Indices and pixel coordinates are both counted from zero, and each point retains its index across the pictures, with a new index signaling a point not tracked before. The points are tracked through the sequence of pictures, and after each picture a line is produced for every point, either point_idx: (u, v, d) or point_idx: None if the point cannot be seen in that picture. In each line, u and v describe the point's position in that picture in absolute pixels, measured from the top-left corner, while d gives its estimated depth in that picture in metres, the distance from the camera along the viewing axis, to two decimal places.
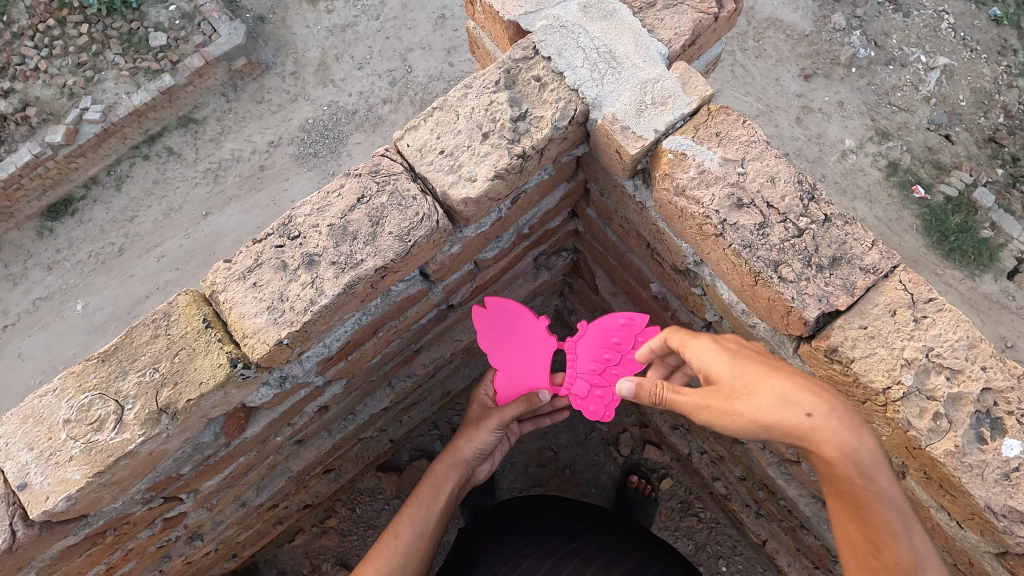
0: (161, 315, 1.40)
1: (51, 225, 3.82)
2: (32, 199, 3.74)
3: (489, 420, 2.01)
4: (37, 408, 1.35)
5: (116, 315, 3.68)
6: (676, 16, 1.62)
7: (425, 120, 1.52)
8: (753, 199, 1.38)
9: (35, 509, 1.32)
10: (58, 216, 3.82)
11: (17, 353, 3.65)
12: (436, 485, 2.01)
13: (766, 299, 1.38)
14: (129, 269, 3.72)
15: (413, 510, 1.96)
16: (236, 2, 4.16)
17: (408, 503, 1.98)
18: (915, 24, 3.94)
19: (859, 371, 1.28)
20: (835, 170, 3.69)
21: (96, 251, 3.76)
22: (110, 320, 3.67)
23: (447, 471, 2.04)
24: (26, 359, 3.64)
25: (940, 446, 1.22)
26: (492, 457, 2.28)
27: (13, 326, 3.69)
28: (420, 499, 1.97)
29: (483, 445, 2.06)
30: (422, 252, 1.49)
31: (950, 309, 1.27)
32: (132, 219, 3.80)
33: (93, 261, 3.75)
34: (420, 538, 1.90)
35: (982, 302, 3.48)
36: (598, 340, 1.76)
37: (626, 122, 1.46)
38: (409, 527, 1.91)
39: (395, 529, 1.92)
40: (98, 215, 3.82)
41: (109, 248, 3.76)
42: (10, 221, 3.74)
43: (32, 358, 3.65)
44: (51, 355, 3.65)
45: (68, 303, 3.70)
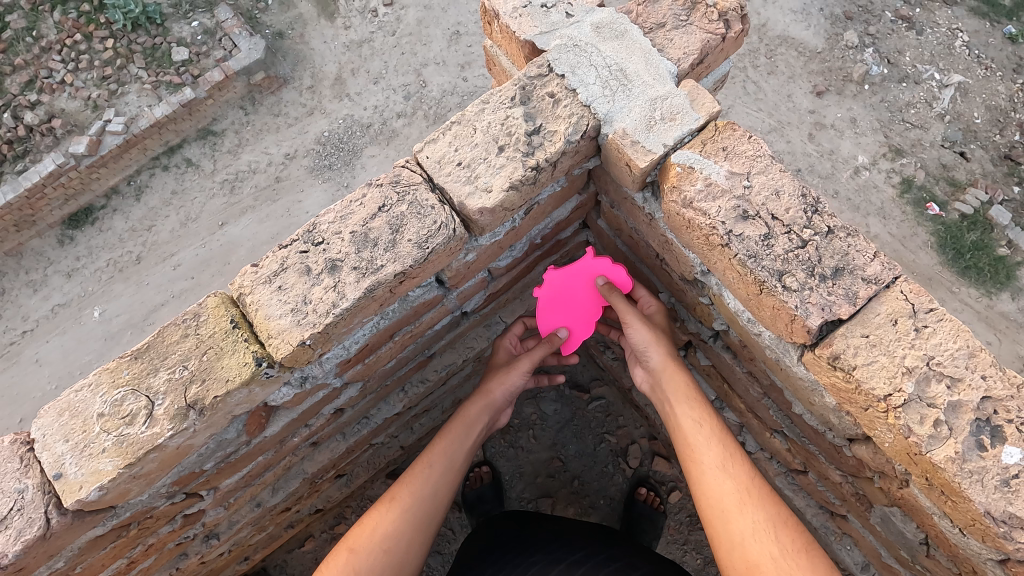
0: (191, 315, 1.47)
1: (72, 233, 3.95)
2: (55, 208, 3.89)
3: (523, 363, 2.14)
4: (73, 401, 1.43)
5: (133, 323, 3.78)
6: (685, 35, 1.69)
7: (444, 134, 1.59)
8: (758, 211, 1.43)
9: (69, 498, 1.39)
10: (78, 225, 3.95)
11: (34, 358, 3.76)
12: (468, 423, 2.10)
13: (770, 308, 1.43)
14: (145, 277, 3.84)
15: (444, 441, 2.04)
16: (257, 18, 4.31)
17: (439, 435, 2.07)
18: (929, 42, 3.99)
19: (861, 377, 1.31)
20: (847, 186, 3.72)
21: (114, 259, 3.89)
22: (127, 327, 3.77)
23: (479, 414, 2.13)
24: (44, 365, 3.75)
25: (940, 453, 1.25)
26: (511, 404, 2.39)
27: (32, 331, 3.81)
28: (450, 434, 2.05)
29: (513, 391, 2.17)
30: (439, 259, 1.56)
31: (950, 318, 1.31)
32: (150, 228, 3.92)
33: (112, 269, 3.87)
34: (450, 468, 1.99)
35: (998, 321, 3.49)
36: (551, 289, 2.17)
37: (636, 137, 1.53)
38: (441, 457, 2.00)
39: (428, 457, 2.00)
40: (117, 225, 3.94)
41: (127, 256, 3.88)
42: (33, 229, 3.88)
43: (49, 364, 3.76)
44: (69, 361, 3.76)
45: (86, 310, 3.82)
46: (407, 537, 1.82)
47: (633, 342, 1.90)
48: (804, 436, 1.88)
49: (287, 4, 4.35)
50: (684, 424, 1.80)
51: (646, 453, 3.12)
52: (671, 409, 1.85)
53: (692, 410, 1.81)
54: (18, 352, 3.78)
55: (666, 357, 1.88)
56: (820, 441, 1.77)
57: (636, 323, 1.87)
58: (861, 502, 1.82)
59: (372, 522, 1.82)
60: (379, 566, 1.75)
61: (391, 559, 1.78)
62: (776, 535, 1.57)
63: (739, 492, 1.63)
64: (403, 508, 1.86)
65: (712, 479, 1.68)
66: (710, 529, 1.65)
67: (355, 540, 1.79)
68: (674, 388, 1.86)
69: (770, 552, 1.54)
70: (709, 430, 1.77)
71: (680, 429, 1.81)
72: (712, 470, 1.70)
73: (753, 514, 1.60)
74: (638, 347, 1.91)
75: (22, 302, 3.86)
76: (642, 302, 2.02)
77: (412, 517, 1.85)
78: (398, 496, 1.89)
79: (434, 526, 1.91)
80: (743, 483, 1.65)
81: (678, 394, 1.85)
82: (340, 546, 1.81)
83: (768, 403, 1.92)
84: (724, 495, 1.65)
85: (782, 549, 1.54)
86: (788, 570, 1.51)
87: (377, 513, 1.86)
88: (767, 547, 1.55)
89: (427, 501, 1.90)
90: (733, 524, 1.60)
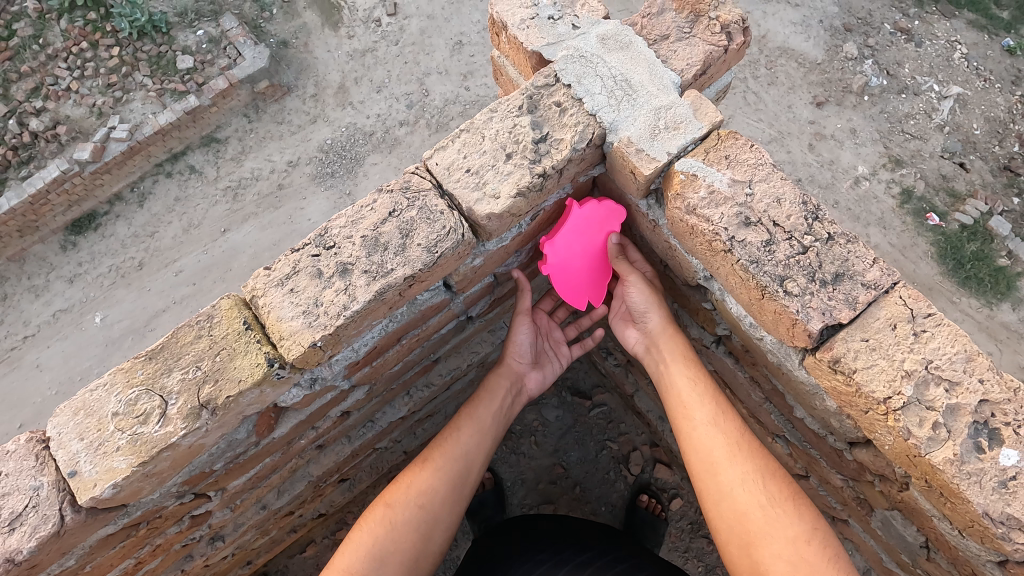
0: (204, 317, 1.50)
1: (75, 239, 3.99)
2: (59, 214, 3.93)
3: (524, 321, 2.14)
4: (87, 401, 1.45)
5: (135, 328, 3.81)
6: (688, 47, 1.74)
7: (452, 141, 1.63)
8: (760, 217, 1.46)
9: (83, 496, 1.41)
10: (82, 230, 4.00)
11: (35, 363, 3.79)
12: (492, 389, 2.10)
13: (772, 312, 1.46)
14: (147, 283, 3.87)
15: (472, 407, 2.06)
16: (262, 27, 4.38)
17: (467, 402, 2.09)
18: (927, 54, 4.04)
19: (861, 380, 1.34)
20: (847, 197, 3.76)
21: (116, 265, 3.92)
22: (128, 333, 3.80)
23: (500, 380, 2.12)
24: (45, 370, 3.78)
25: (939, 454, 1.27)
26: (547, 373, 2.29)
27: (34, 336, 3.84)
28: (479, 399, 2.07)
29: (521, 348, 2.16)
30: (448, 263, 1.59)
31: (948, 323, 1.34)
32: (153, 234, 3.96)
33: (114, 275, 3.91)
34: (479, 432, 2.00)
35: (999, 331, 3.52)
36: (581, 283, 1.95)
37: (640, 145, 1.57)
38: (469, 420, 2.01)
39: (457, 422, 2.02)
40: (121, 230, 3.98)
41: (129, 262, 3.92)
42: (36, 234, 3.92)
43: (50, 369, 3.78)
44: (70, 366, 3.78)
45: (88, 316, 3.85)
46: (446, 494, 1.86)
47: (636, 301, 1.88)
48: (805, 441, 1.91)
49: (292, 14, 4.42)
50: (680, 384, 1.81)
51: (648, 459, 3.14)
52: (668, 370, 1.85)
53: (686, 370, 1.82)
54: (19, 357, 3.81)
55: (663, 320, 1.89)
56: (822, 445, 1.80)
57: (637, 281, 1.86)
58: (862, 506, 1.84)
59: (407, 481, 1.87)
60: (412, 520, 1.80)
61: (426, 515, 1.82)
62: (765, 485, 1.61)
63: (728, 445, 1.66)
64: (436, 467, 1.89)
65: (703, 436, 1.70)
66: (699, 483, 1.68)
67: (391, 497, 1.84)
68: (670, 351, 1.86)
69: (758, 501, 1.58)
70: (702, 389, 1.79)
71: (673, 389, 1.82)
72: (704, 426, 1.72)
73: (743, 466, 1.63)
74: (638, 308, 1.89)
75: (25, 307, 3.89)
76: (641, 266, 1.94)
77: (446, 476, 1.88)
78: (431, 457, 1.93)
79: (469, 486, 1.93)
80: (732, 437, 1.68)
81: (676, 355, 1.85)
82: (376, 502, 1.86)
83: (769, 408, 1.94)
84: (713, 448, 1.68)
85: (771, 498, 1.58)
86: (778, 518, 1.55)
87: (411, 472, 1.90)
88: (755, 496, 1.58)
89: (461, 462, 1.92)
90: (720, 475, 1.63)
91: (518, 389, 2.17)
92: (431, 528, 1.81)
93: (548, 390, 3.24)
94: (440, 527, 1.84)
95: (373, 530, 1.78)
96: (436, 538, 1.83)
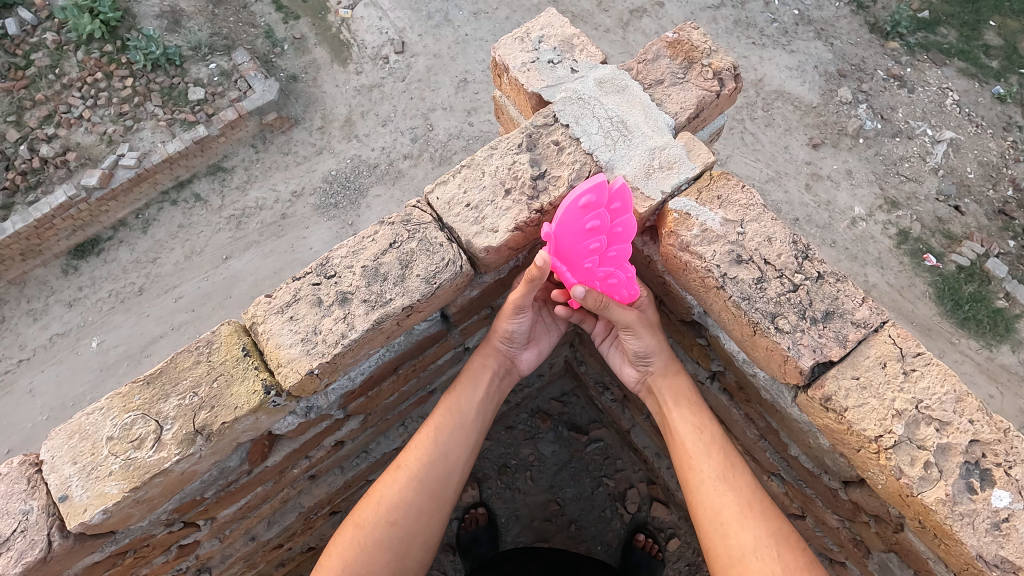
0: (204, 343, 1.53)
1: (76, 263, 4.04)
2: (63, 238, 3.98)
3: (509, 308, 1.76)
4: (83, 424, 1.46)
5: (130, 354, 3.81)
6: (682, 92, 1.81)
7: (453, 176, 1.68)
8: (751, 255, 1.50)
9: (72, 521, 1.40)
10: (83, 255, 4.04)
11: (28, 389, 3.78)
12: (475, 377, 1.90)
13: (763, 348, 1.47)
14: (147, 309, 3.89)
15: (452, 402, 1.88)
16: (273, 62, 4.52)
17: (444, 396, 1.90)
18: (921, 100, 4.17)
19: (852, 419, 1.35)
20: (845, 237, 3.82)
21: (116, 290, 3.95)
22: (122, 359, 3.80)
23: (484, 364, 1.92)
24: (36, 396, 3.76)
25: (931, 494, 1.27)
26: (542, 341, 2.02)
27: (29, 360, 3.84)
28: (458, 391, 1.88)
29: (513, 335, 1.86)
30: (446, 294, 1.62)
31: (936, 363, 1.37)
32: (154, 260, 4.01)
33: (113, 300, 3.93)
34: (460, 430, 1.83)
35: (1000, 373, 3.52)
36: (576, 237, 1.45)
37: (636, 183, 1.62)
38: (447, 419, 1.83)
39: (435, 420, 1.85)
40: (123, 256, 4.03)
41: (129, 287, 3.95)
42: (38, 258, 3.97)
43: (42, 394, 3.77)
44: (62, 392, 3.77)
45: (84, 341, 3.86)
46: (420, 503, 1.74)
47: (636, 347, 1.79)
48: (801, 479, 1.88)
49: (302, 50, 4.58)
50: (682, 432, 1.76)
51: (644, 497, 3.10)
52: (669, 412, 1.79)
53: (691, 415, 1.78)
54: (12, 381, 3.79)
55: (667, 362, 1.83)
56: (816, 484, 1.78)
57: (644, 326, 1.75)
58: (859, 548, 1.81)
59: (378, 493, 1.75)
60: (384, 538, 1.70)
61: (400, 530, 1.71)
62: (778, 551, 1.54)
63: (739, 506, 1.60)
64: (410, 477, 1.76)
65: (707, 490, 1.65)
66: (708, 542, 1.62)
67: (361, 515, 1.75)
68: (670, 391, 1.82)
69: (771, 569, 1.52)
70: (710, 437, 1.73)
71: (677, 438, 1.77)
72: (711, 481, 1.66)
73: (755, 528, 1.57)
74: (642, 351, 1.81)
75: (21, 330, 3.90)
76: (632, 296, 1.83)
77: (418, 484, 1.75)
78: (404, 463, 1.79)
79: (449, 491, 1.79)
80: (743, 498, 1.62)
81: (678, 399, 1.80)
82: (347, 521, 1.77)
83: (764, 445, 1.93)
84: (723, 507, 1.62)
85: (785, 568, 1.52)
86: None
87: (384, 481, 1.78)
88: (769, 563, 1.52)
89: (437, 466, 1.78)
90: (731, 538, 1.58)
91: (508, 371, 1.97)
92: (407, 543, 1.71)
93: (543, 426, 3.24)
94: (419, 540, 1.74)
95: (343, 553, 1.70)
96: (416, 550, 1.74)
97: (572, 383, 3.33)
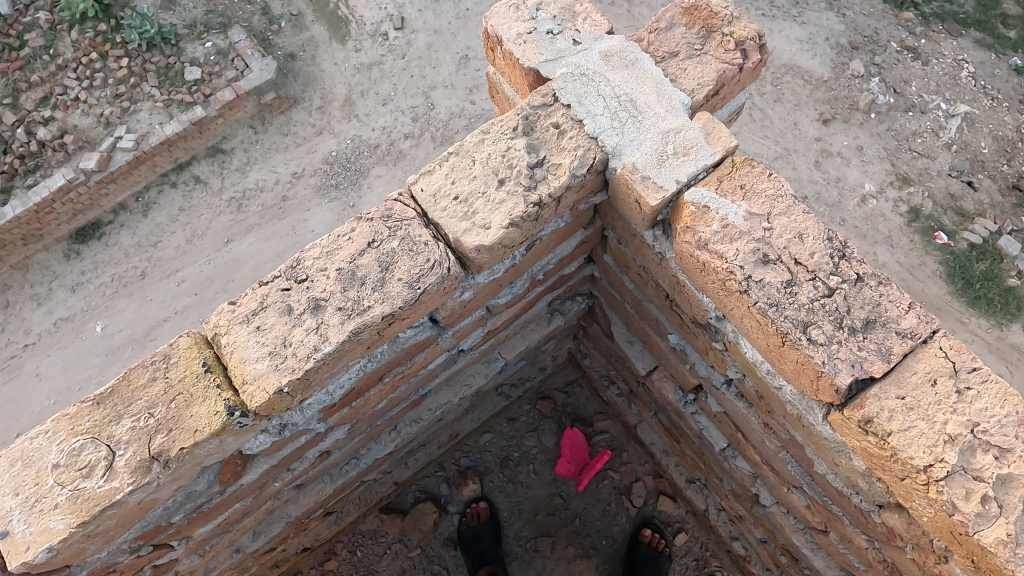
0: (160, 357, 1.36)
1: (78, 248, 3.86)
2: (63, 222, 3.81)
3: None
4: (27, 450, 1.30)
5: (135, 338, 3.66)
6: (700, 65, 1.59)
7: (440, 165, 1.48)
8: (779, 255, 1.31)
9: (14, 560, 1.25)
10: (86, 239, 3.87)
11: (34, 373, 3.64)
12: None
13: (793, 362, 1.29)
14: (150, 293, 3.73)
15: None
16: (269, 39, 4.28)
17: None
18: (936, 72, 3.90)
19: (897, 445, 1.17)
20: (855, 215, 3.61)
21: (118, 274, 3.79)
22: (129, 344, 3.64)
23: None
24: (44, 379, 3.63)
25: (990, 534, 1.10)
26: None
27: (36, 345, 3.69)
28: None
29: None
30: (432, 299, 1.44)
31: (996, 380, 1.18)
32: (156, 245, 3.83)
33: (116, 283, 3.78)
34: None
35: (1010, 353, 3.33)
36: None
37: (647, 172, 1.42)
38: None
39: None
40: (125, 240, 3.86)
41: (132, 271, 3.79)
42: (40, 243, 3.81)
43: (49, 378, 3.63)
44: (70, 376, 3.63)
45: (89, 325, 3.71)
46: None
47: None
48: (825, 496, 1.72)
49: (300, 27, 4.34)
50: None
51: (651, 491, 2.97)
52: None
53: None
54: (18, 365, 3.66)
55: None
56: (845, 504, 1.60)
57: None
58: (889, 569, 1.65)
59: None
60: None
61: None
62: None
63: None
64: None
65: None
66: None
67: None
68: None
69: None
70: None
71: None
72: None
73: None
74: None
75: (26, 315, 3.76)
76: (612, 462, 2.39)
77: None
78: None
79: None
80: None
81: None
82: None
83: (786, 457, 1.76)
84: None
85: None
86: None
87: None
88: None
89: None
90: None
91: None
92: None
93: (546, 414, 3.10)
94: None
95: None
96: None
97: (577, 373, 3.16)
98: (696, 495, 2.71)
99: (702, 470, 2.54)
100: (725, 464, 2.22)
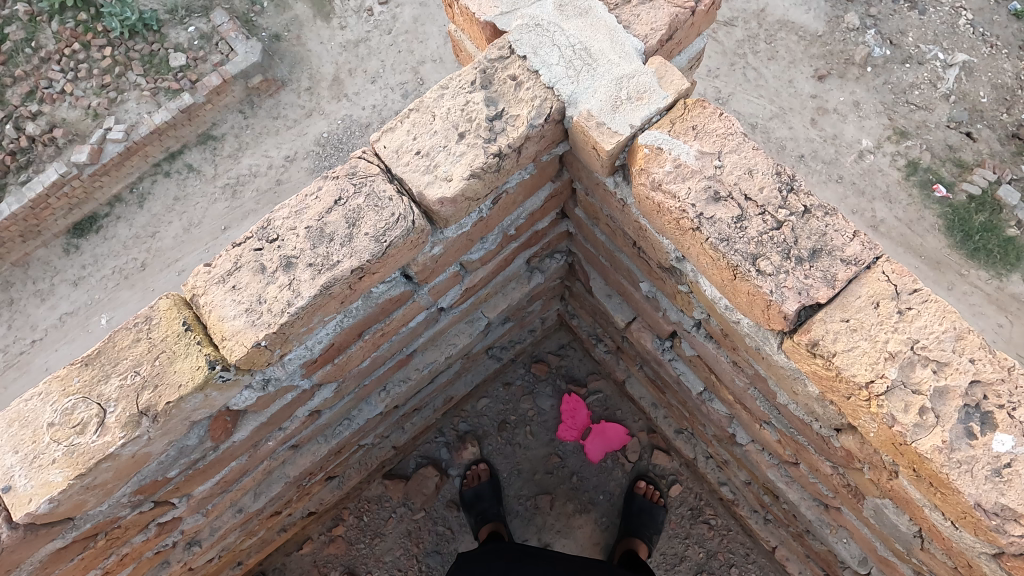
0: (143, 319, 1.42)
1: (77, 242, 3.91)
2: (59, 217, 3.86)
3: None
4: (22, 412, 1.38)
5: None
6: (652, 11, 1.61)
7: (401, 122, 1.52)
8: (730, 191, 1.35)
9: (18, 511, 1.34)
10: (83, 233, 3.92)
11: (44, 367, 3.73)
12: None
13: (745, 294, 1.34)
14: (152, 284, 3.80)
15: None
16: (253, 21, 4.24)
17: None
18: (932, 21, 3.87)
19: (841, 364, 1.23)
20: (852, 171, 3.61)
21: (119, 267, 3.85)
22: None
23: None
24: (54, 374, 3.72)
25: (927, 442, 1.17)
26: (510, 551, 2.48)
27: (40, 341, 3.77)
28: None
29: None
30: (400, 253, 1.49)
31: (935, 299, 1.24)
32: (153, 235, 3.88)
33: (117, 276, 3.83)
34: None
35: (1010, 303, 3.37)
36: None
37: (601, 118, 1.45)
38: None
39: None
40: (122, 232, 3.90)
41: (132, 263, 3.84)
42: (38, 238, 3.85)
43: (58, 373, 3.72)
44: None
45: (94, 318, 3.78)
46: None
47: None
48: (792, 428, 1.79)
49: (283, 6, 4.28)
50: None
51: (645, 446, 3.06)
52: None
53: None
54: (27, 360, 3.75)
55: None
56: (809, 433, 1.68)
57: None
58: (853, 494, 1.74)
59: None
60: None
61: None
62: None
63: None
64: None
65: None
66: None
67: None
68: None
69: None
70: None
71: None
72: None
73: None
74: None
75: (30, 311, 3.83)
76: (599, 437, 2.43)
77: None
78: None
79: None
80: None
81: None
82: None
83: (754, 394, 1.83)
84: None
85: None
86: None
87: None
88: None
89: None
90: None
91: None
92: None
93: (541, 377, 3.18)
94: None
95: None
96: None
97: (569, 336, 3.24)
98: (684, 444, 2.81)
99: (688, 419, 2.63)
100: (704, 408, 2.30)
